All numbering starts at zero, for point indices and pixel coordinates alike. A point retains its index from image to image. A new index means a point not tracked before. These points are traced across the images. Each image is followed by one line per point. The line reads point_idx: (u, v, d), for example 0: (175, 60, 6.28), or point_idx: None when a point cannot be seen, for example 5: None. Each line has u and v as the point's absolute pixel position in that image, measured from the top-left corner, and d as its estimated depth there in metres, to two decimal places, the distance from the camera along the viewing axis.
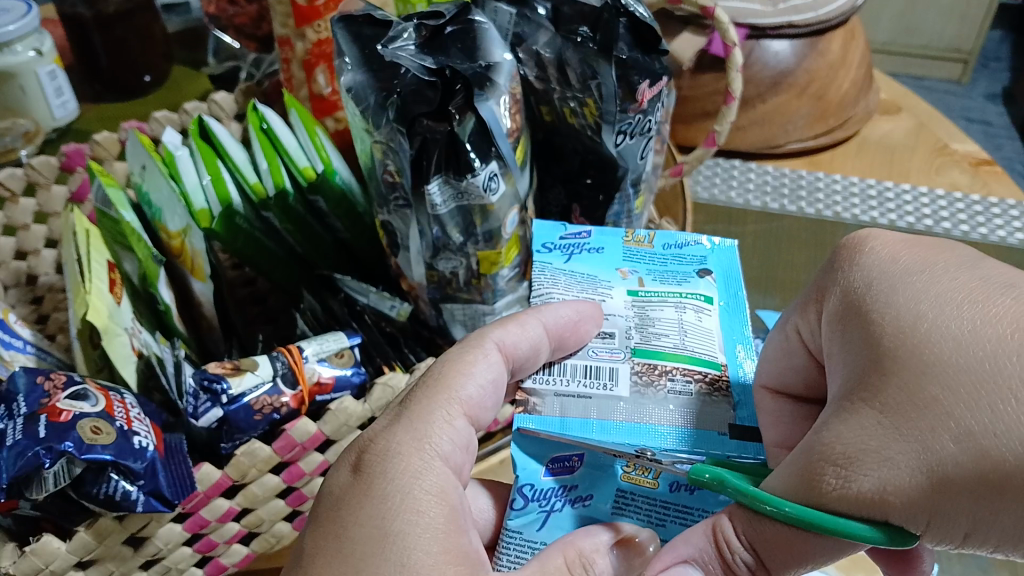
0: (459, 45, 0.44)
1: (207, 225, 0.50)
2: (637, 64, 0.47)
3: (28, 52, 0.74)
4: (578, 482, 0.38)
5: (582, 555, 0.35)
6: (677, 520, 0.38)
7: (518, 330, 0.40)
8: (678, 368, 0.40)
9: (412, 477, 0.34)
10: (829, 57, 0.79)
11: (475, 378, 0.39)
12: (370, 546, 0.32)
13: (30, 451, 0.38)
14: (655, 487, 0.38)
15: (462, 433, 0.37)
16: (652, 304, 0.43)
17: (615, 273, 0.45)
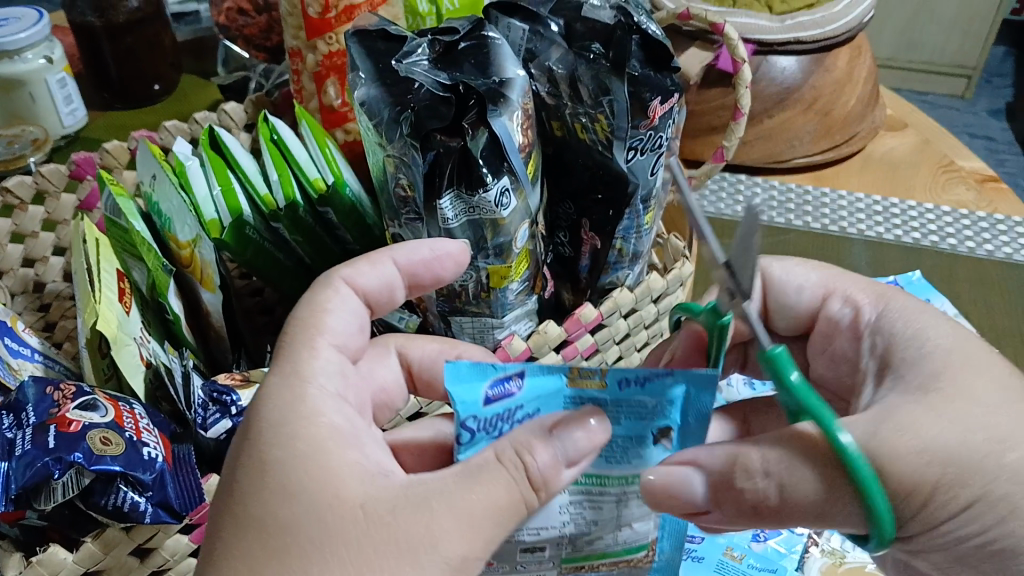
0: (472, 61, 0.44)
1: (217, 237, 0.51)
2: (649, 80, 0.47)
3: (39, 60, 0.74)
4: (522, 401, 0.34)
5: (516, 449, 0.33)
6: (630, 411, 0.35)
7: (368, 268, 0.43)
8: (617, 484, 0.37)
9: (289, 405, 0.36)
10: (834, 73, 0.79)
11: (334, 312, 0.41)
12: (252, 477, 0.34)
13: (39, 462, 0.38)
14: (604, 387, 0.34)
15: (332, 362, 0.39)
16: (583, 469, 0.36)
17: None
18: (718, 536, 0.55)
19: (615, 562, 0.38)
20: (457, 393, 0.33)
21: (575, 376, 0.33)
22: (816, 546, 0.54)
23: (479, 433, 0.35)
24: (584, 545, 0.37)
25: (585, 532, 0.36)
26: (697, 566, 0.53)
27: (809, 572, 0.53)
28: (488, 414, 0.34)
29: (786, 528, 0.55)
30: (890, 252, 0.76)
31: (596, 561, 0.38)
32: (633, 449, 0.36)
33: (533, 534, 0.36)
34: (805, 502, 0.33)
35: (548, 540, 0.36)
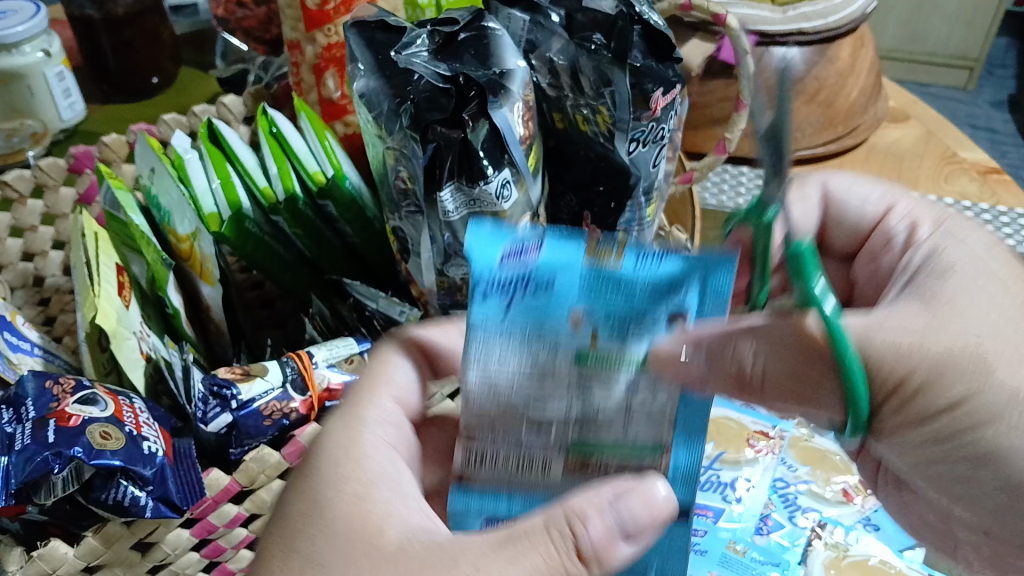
0: (472, 52, 0.44)
1: (216, 230, 0.50)
2: (650, 72, 0.47)
3: (37, 53, 0.74)
4: (535, 267, 0.32)
5: (566, 509, 0.31)
6: (646, 287, 0.32)
7: (440, 330, 0.43)
8: (616, 457, 0.33)
9: (343, 446, 0.37)
10: (837, 65, 0.80)
11: (399, 367, 0.42)
12: (301, 518, 0.35)
13: (38, 457, 0.37)
14: (619, 259, 0.32)
15: (390, 414, 0.40)
16: (600, 374, 0.32)
17: (567, 327, 0.32)
18: (720, 530, 0.54)
19: (622, 463, 0.33)
20: (475, 251, 0.33)
21: (592, 251, 0.32)
22: (819, 539, 0.54)
23: (482, 546, 0.35)
24: (594, 433, 0.33)
25: (595, 413, 0.32)
26: (700, 559, 0.53)
27: (812, 565, 0.53)
28: (484, 531, 0.35)
29: (789, 521, 0.55)
30: None
31: (604, 455, 0.33)
32: (648, 331, 0.32)
33: (538, 411, 0.33)
34: (783, 379, 0.35)
35: (552, 418, 0.33)
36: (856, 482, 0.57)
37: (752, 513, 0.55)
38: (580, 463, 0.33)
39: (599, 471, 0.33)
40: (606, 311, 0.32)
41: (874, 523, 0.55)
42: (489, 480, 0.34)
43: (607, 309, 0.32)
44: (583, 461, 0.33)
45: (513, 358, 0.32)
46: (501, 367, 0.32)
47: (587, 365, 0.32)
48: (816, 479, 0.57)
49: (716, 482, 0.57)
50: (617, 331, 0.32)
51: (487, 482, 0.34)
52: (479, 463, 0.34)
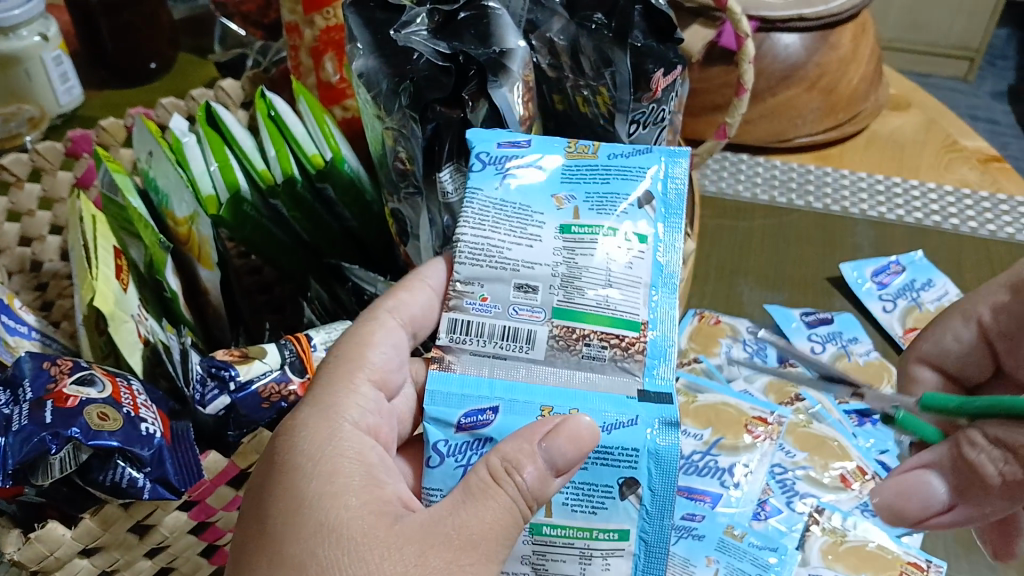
0: (472, 31, 0.44)
1: (213, 212, 0.51)
2: (650, 52, 0.47)
3: (34, 37, 0.73)
4: (526, 153, 0.42)
5: (506, 465, 0.34)
6: (616, 176, 0.42)
7: (409, 296, 0.43)
8: (595, 333, 0.39)
9: (324, 441, 0.37)
10: (839, 51, 0.78)
11: (377, 346, 0.42)
12: (286, 515, 0.35)
13: (35, 437, 0.37)
14: (595, 157, 0.43)
15: (370, 398, 0.40)
16: (583, 245, 0.40)
17: (550, 200, 0.41)
18: (719, 515, 0.54)
19: (604, 331, 0.39)
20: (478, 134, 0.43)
21: (573, 147, 0.43)
22: (817, 525, 0.54)
23: (448, 460, 0.37)
24: (576, 292, 0.39)
25: (577, 273, 0.39)
26: (698, 544, 0.52)
27: (810, 551, 0.53)
28: (455, 440, 0.37)
29: (788, 506, 0.55)
30: (895, 231, 0.76)
31: (585, 324, 0.39)
32: (618, 204, 0.41)
33: (528, 268, 0.39)
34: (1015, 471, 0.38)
35: (540, 278, 0.39)
36: (854, 467, 0.57)
37: (751, 498, 0.55)
38: (566, 329, 0.38)
39: (583, 339, 0.38)
40: (583, 192, 0.41)
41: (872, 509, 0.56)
42: (480, 348, 0.39)
43: (584, 192, 0.41)
44: (568, 327, 0.38)
45: (505, 221, 0.40)
46: (495, 227, 0.40)
47: (568, 233, 0.40)
48: (813, 465, 0.57)
49: (714, 467, 0.56)
50: (594, 206, 0.40)
51: (481, 354, 0.39)
52: (473, 338, 0.39)
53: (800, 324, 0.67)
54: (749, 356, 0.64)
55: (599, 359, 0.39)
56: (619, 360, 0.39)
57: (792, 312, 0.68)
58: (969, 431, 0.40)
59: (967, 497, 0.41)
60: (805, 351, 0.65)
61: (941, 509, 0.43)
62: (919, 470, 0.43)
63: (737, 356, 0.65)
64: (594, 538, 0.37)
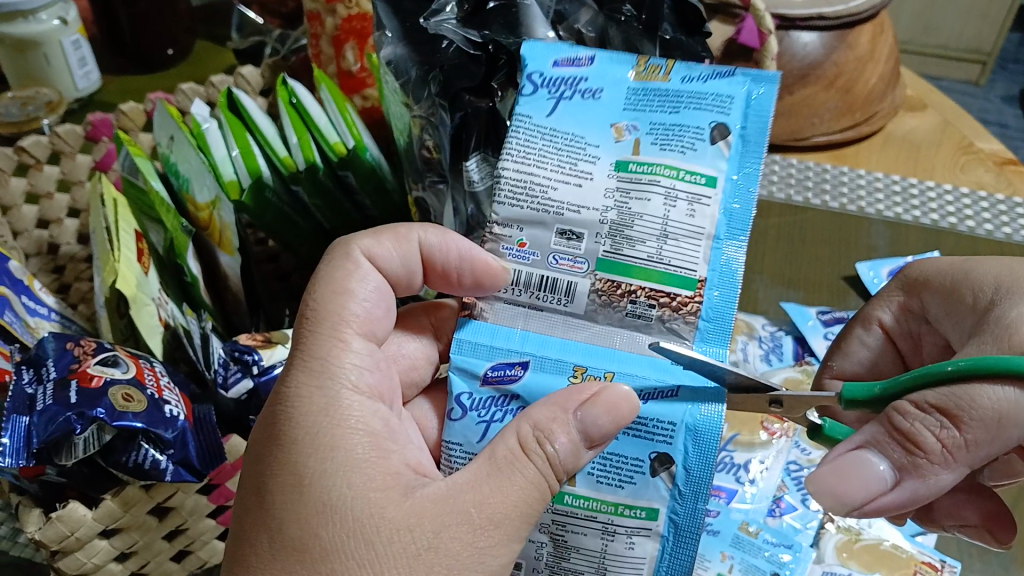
0: (501, 20, 0.44)
1: (236, 198, 0.51)
2: (680, 45, 0.48)
3: (52, 21, 0.74)
4: (588, 76, 0.41)
5: (537, 429, 0.35)
6: (689, 107, 0.40)
7: (390, 245, 0.41)
8: (643, 290, 0.38)
9: (322, 413, 0.36)
10: (857, 50, 0.78)
11: (358, 296, 0.40)
12: (288, 490, 0.34)
13: (61, 417, 0.37)
14: (666, 82, 0.41)
15: (363, 354, 0.39)
16: (637, 186, 0.38)
17: (608, 134, 0.39)
18: (733, 511, 0.54)
19: (653, 288, 0.38)
20: (533, 56, 0.42)
21: (641, 70, 0.41)
22: (831, 523, 0.54)
23: (471, 414, 0.38)
24: (625, 242, 0.38)
25: (629, 221, 0.38)
26: (712, 540, 0.52)
27: (824, 548, 0.53)
28: (482, 394, 0.38)
29: (802, 503, 0.55)
30: (911, 232, 0.75)
31: (633, 279, 0.38)
32: (687, 138, 0.39)
33: (574, 213, 0.39)
34: (982, 428, 0.33)
35: (587, 225, 0.39)
36: None
37: (765, 494, 0.55)
38: (610, 284, 0.38)
39: (628, 296, 0.38)
40: (648, 123, 0.39)
41: None
42: (515, 298, 0.39)
43: (647, 124, 0.40)
44: (612, 281, 0.38)
45: (555, 156, 0.39)
46: (542, 163, 0.39)
47: (623, 172, 0.39)
48: None
49: (729, 463, 0.57)
50: (656, 141, 0.39)
51: (516, 304, 0.40)
52: (512, 287, 0.39)
53: (816, 323, 0.67)
54: (764, 354, 0.65)
55: (646, 319, 0.38)
56: (668, 320, 0.38)
57: (809, 310, 0.68)
58: (901, 401, 0.34)
59: (912, 471, 0.34)
60: (820, 349, 0.64)
61: (887, 489, 0.35)
62: (855, 451, 0.35)
63: (753, 353, 0.65)
64: (619, 514, 0.37)
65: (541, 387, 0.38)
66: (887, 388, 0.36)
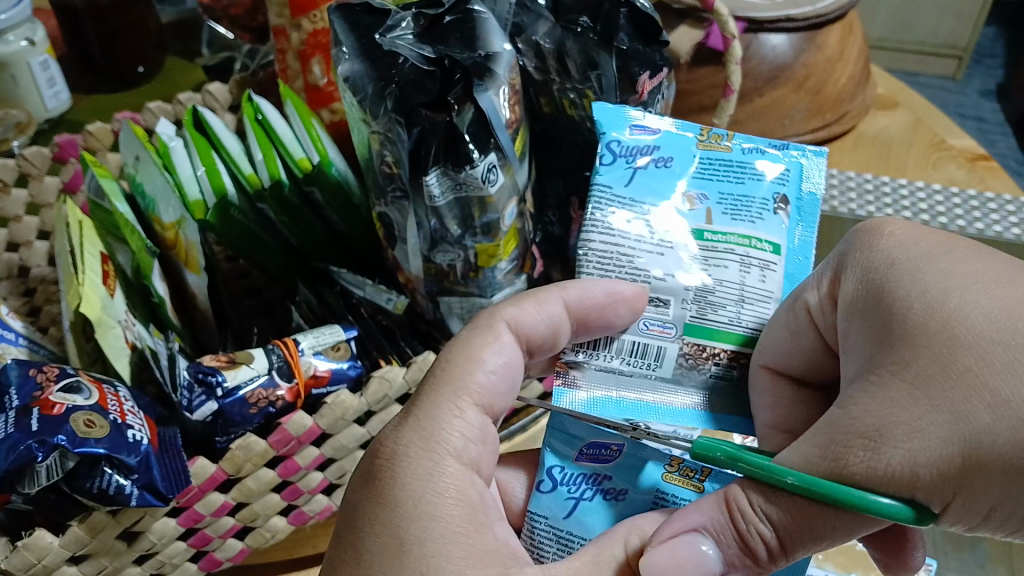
0: (457, 35, 0.45)
1: (201, 217, 0.50)
2: (637, 55, 0.50)
3: (20, 42, 0.73)
4: (657, 146, 0.45)
5: (642, 540, 0.36)
6: (751, 176, 0.44)
7: (533, 309, 0.42)
8: (724, 352, 0.42)
9: (426, 477, 0.36)
10: (826, 51, 0.78)
11: (485, 365, 0.40)
12: (386, 552, 0.34)
13: (22, 445, 0.37)
14: (728, 151, 0.45)
15: (475, 425, 0.38)
16: (716, 253, 0.42)
17: (684, 205, 0.44)
18: None
19: (733, 350, 0.42)
20: (609, 122, 0.46)
21: (705, 138, 0.46)
22: None
23: (560, 489, 0.40)
24: (709, 308, 0.42)
25: (711, 288, 0.42)
26: None
27: None
28: (573, 470, 0.40)
29: None
30: None
31: (716, 342, 0.42)
32: (751, 208, 0.43)
33: (661, 280, 0.42)
34: (799, 533, 0.34)
35: (672, 292, 0.42)
36: None
37: None
38: (696, 348, 0.42)
39: (712, 358, 0.42)
40: (716, 196, 0.44)
41: None
42: (606, 362, 0.43)
43: (715, 193, 0.44)
44: (699, 345, 0.42)
45: (638, 226, 0.43)
46: (626, 234, 0.43)
47: (701, 240, 0.43)
48: None
49: None
50: (726, 211, 0.43)
51: (607, 370, 0.43)
52: (604, 350, 0.43)
53: None
54: None
55: (725, 377, 0.43)
56: (744, 380, 0.43)
57: None
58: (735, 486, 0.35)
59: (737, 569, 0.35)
60: None
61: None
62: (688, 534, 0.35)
63: None
64: None
65: (634, 469, 0.40)
66: (776, 480, 0.33)
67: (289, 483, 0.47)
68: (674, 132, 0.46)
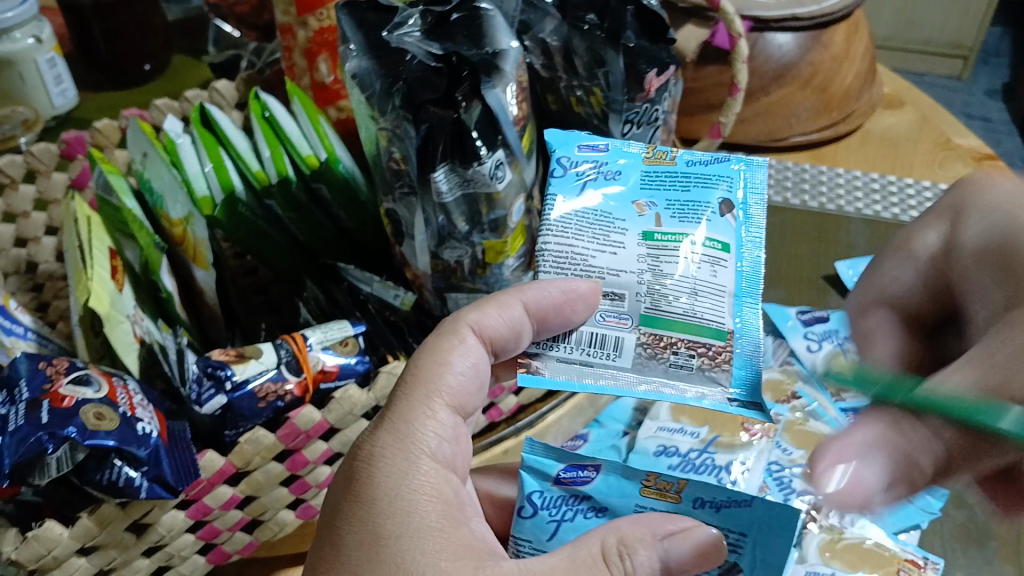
0: (464, 32, 0.44)
1: (209, 213, 0.51)
2: (643, 52, 0.49)
3: (27, 39, 0.73)
4: (609, 160, 0.47)
5: (622, 543, 0.38)
6: (696, 184, 0.46)
7: (496, 312, 0.42)
8: (682, 342, 0.42)
9: (402, 475, 0.37)
10: (832, 50, 0.78)
11: (454, 367, 0.41)
12: (364, 548, 0.35)
13: (31, 438, 0.38)
14: (674, 164, 0.47)
15: (447, 426, 0.39)
16: (666, 250, 0.43)
17: (632, 209, 0.45)
18: None
19: (691, 341, 0.42)
20: (559, 142, 0.48)
21: (651, 154, 0.47)
22: (814, 522, 0.55)
23: (542, 513, 0.44)
24: (662, 300, 0.42)
25: (664, 283, 0.43)
26: None
27: (806, 548, 0.54)
28: (552, 493, 0.44)
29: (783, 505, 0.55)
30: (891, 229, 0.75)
31: (672, 332, 0.42)
32: (696, 211, 0.45)
33: (614, 276, 0.43)
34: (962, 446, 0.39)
35: (627, 287, 0.43)
36: None
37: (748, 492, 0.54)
38: (653, 338, 0.42)
39: (671, 348, 0.42)
40: (663, 201, 0.45)
41: None
42: (567, 355, 0.43)
43: (663, 200, 0.45)
44: (656, 335, 0.42)
45: (589, 229, 0.44)
46: (579, 236, 0.44)
47: (651, 240, 0.44)
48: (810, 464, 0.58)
49: (711, 465, 0.56)
50: (674, 215, 0.44)
51: (569, 362, 0.43)
52: (563, 343, 0.43)
53: (796, 323, 0.67)
54: None
55: (687, 367, 0.42)
56: (706, 369, 0.42)
57: (789, 310, 0.68)
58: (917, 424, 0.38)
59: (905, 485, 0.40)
60: (801, 350, 0.65)
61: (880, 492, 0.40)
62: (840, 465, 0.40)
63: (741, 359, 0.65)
64: None
65: (609, 487, 0.43)
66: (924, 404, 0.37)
67: (298, 477, 0.47)
68: (621, 145, 0.48)
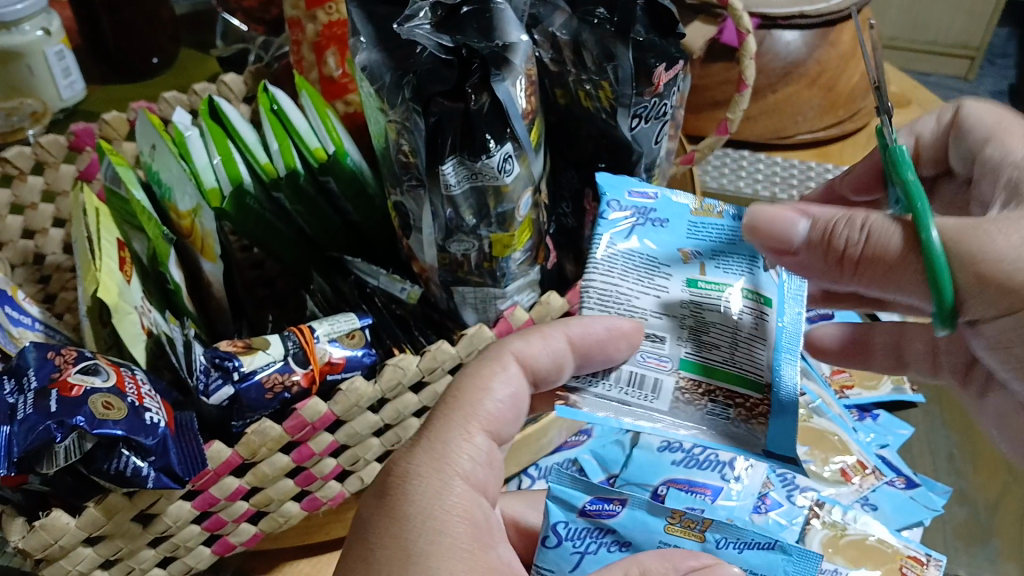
0: (475, 25, 0.43)
1: (217, 206, 0.50)
2: (653, 46, 0.49)
3: (36, 32, 0.73)
4: (654, 207, 0.46)
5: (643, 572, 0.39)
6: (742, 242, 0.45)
7: (540, 343, 0.42)
8: (718, 390, 0.41)
9: (436, 495, 0.37)
10: (840, 48, 0.78)
11: (495, 394, 0.41)
12: (394, 563, 0.35)
13: (41, 425, 0.37)
14: (720, 218, 0.46)
15: (482, 450, 0.40)
16: (711, 298, 0.43)
17: (677, 255, 0.44)
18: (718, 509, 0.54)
19: (727, 390, 0.41)
20: (609, 185, 0.46)
21: (699, 207, 0.46)
22: (817, 518, 0.55)
23: (566, 544, 0.45)
24: (704, 346, 0.42)
25: (707, 328, 0.42)
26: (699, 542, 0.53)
27: (810, 543, 0.53)
28: (577, 525, 0.45)
29: (787, 500, 0.56)
30: None
31: (710, 378, 0.41)
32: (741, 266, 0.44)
33: (656, 318, 0.42)
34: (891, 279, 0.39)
35: (668, 329, 0.42)
36: (854, 462, 0.58)
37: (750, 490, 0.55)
38: (691, 383, 0.41)
39: (708, 395, 0.41)
40: (708, 252, 0.44)
41: (872, 503, 0.57)
42: (606, 393, 0.41)
43: (707, 251, 0.44)
44: (695, 380, 0.41)
45: (634, 270, 0.43)
46: (624, 277, 0.43)
47: (695, 287, 0.43)
48: (813, 459, 0.58)
49: (714, 461, 0.56)
50: (718, 266, 0.44)
51: (606, 399, 0.41)
52: (603, 380, 0.41)
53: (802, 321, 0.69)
54: None
55: (720, 415, 0.40)
56: (741, 421, 0.40)
57: None
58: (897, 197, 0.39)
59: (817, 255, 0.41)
60: None
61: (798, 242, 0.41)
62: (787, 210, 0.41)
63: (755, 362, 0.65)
64: None
65: (633, 522, 0.45)
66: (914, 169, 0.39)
67: (304, 469, 0.47)
68: (669, 194, 0.46)
